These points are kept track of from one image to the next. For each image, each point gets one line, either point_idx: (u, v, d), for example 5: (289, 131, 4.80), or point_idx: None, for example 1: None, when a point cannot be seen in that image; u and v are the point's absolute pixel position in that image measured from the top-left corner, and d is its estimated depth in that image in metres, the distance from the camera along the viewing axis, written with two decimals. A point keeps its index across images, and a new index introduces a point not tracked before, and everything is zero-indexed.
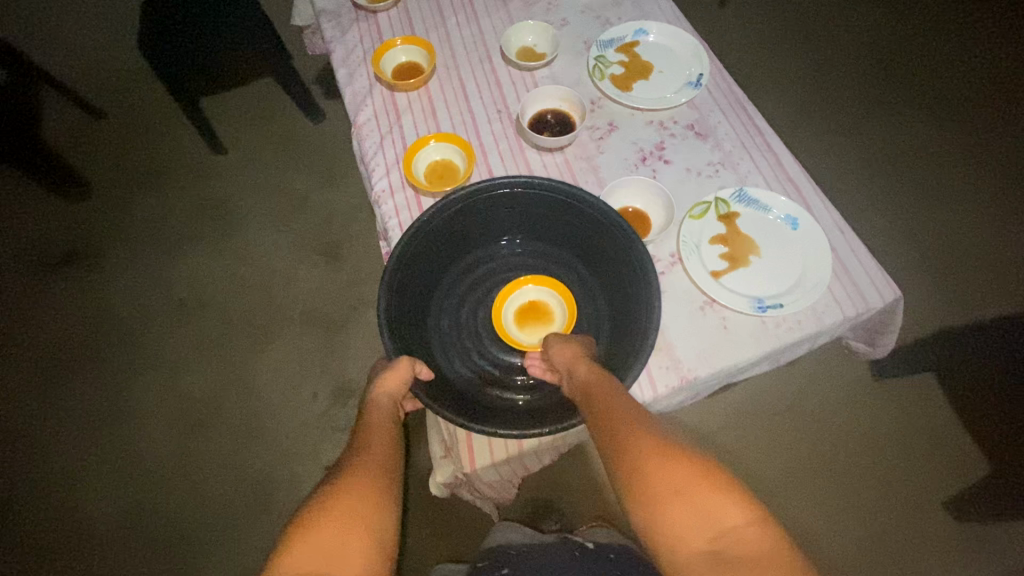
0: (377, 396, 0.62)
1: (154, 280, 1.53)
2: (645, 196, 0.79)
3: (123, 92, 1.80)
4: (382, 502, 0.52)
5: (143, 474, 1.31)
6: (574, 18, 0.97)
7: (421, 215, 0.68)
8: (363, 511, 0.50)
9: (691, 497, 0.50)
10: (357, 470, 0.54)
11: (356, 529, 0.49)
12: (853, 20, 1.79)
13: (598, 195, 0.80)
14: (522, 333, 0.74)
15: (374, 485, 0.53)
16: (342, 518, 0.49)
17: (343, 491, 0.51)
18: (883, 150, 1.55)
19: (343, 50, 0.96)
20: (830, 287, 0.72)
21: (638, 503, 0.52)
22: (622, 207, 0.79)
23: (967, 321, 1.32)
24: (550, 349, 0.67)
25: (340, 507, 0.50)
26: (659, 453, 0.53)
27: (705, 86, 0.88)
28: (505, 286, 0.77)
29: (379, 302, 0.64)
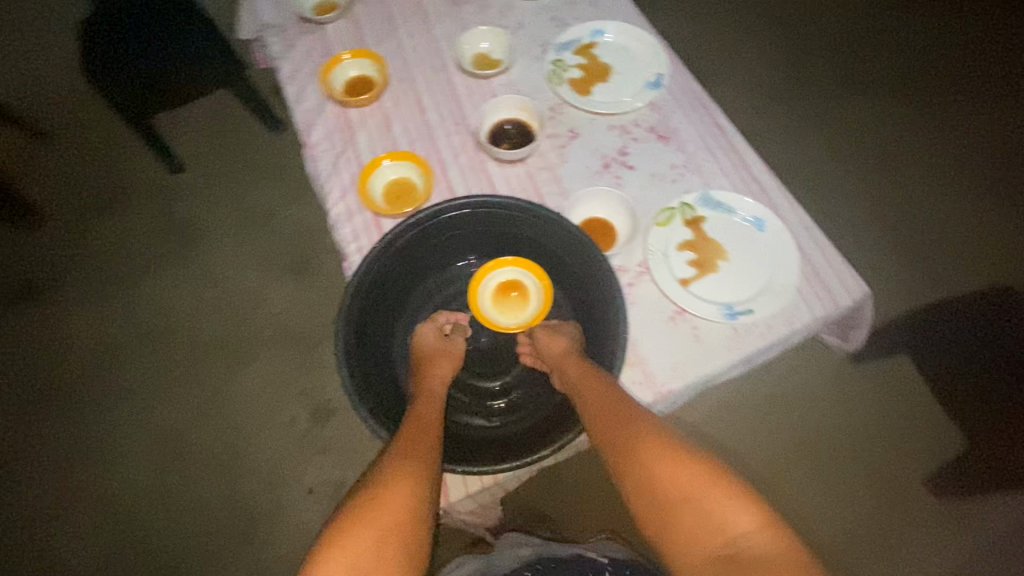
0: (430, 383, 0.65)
1: (119, 307, 1.48)
2: (615, 206, 0.78)
3: (74, 113, 1.73)
4: (415, 511, 0.52)
5: (121, 511, 1.27)
6: (530, 20, 0.94)
7: (376, 244, 0.64)
8: (394, 521, 0.50)
9: (699, 500, 0.51)
10: (394, 477, 0.53)
11: (390, 541, 0.49)
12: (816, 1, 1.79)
13: (562, 208, 0.78)
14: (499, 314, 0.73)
15: (408, 489, 0.53)
16: (379, 540, 0.49)
17: (381, 499, 0.52)
18: (848, 133, 1.56)
19: (290, 66, 0.92)
20: (800, 288, 0.72)
21: (650, 510, 0.53)
22: (587, 219, 0.78)
23: (938, 300, 1.34)
24: (539, 339, 0.68)
25: (376, 517, 0.50)
26: (663, 458, 0.54)
27: (666, 86, 0.86)
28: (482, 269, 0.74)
29: (338, 336, 0.60)
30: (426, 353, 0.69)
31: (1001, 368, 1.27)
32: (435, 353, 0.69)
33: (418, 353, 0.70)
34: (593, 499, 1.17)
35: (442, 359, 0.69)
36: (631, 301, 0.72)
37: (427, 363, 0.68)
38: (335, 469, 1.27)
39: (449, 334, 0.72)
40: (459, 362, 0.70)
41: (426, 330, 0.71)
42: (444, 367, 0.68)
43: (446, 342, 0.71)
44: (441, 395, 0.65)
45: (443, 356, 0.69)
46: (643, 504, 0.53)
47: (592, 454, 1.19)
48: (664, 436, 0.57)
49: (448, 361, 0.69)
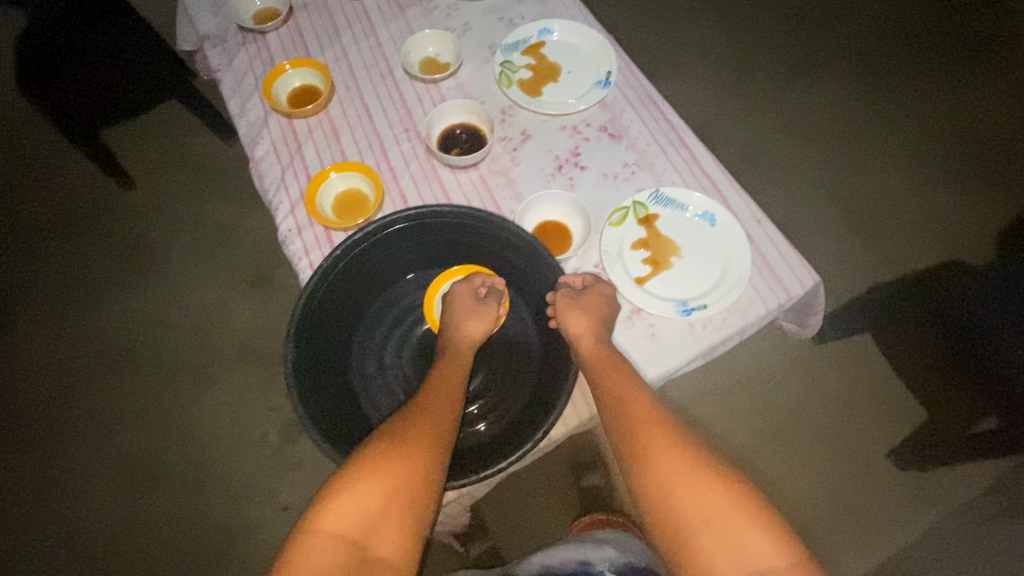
0: (458, 347, 0.66)
1: (73, 333, 1.42)
2: (568, 210, 0.78)
3: (14, 134, 1.66)
4: (424, 474, 0.55)
5: (88, 543, 1.23)
6: (477, 21, 0.93)
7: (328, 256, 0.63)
8: (405, 479, 0.54)
9: (723, 526, 0.52)
10: (409, 436, 0.57)
11: (398, 496, 0.53)
12: None
13: (517, 212, 0.77)
14: None
15: (419, 452, 0.56)
16: (384, 500, 0.53)
17: (395, 456, 0.55)
18: (803, 119, 1.59)
19: (232, 78, 0.89)
20: (753, 281, 0.72)
21: (669, 531, 0.54)
22: (542, 222, 0.78)
23: (893, 279, 1.38)
24: (563, 315, 0.65)
25: (388, 472, 0.54)
26: (682, 479, 0.55)
27: (615, 84, 0.86)
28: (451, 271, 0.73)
29: (286, 360, 0.59)
30: (454, 312, 0.68)
31: (961, 337, 1.29)
32: (468, 316, 0.67)
33: (450, 311, 0.68)
34: (572, 497, 1.18)
35: (471, 320, 0.66)
36: None
37: (458, 324, 0.67)
38: (309, 484, 1.25)
39: (483, 296, 0.69)
40: (490, 329, 0.67)
41: (457, 291, 0.68)
42: (475, 331, 0.67)
43: (479, 306, 0.68)
44: (466, 360, 0.66)
45: (473, 322, 0.67)
46: (661, 523, 0.55)
47: (568, 451, 1.20)
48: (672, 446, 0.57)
49: (479, 325, 0.67)
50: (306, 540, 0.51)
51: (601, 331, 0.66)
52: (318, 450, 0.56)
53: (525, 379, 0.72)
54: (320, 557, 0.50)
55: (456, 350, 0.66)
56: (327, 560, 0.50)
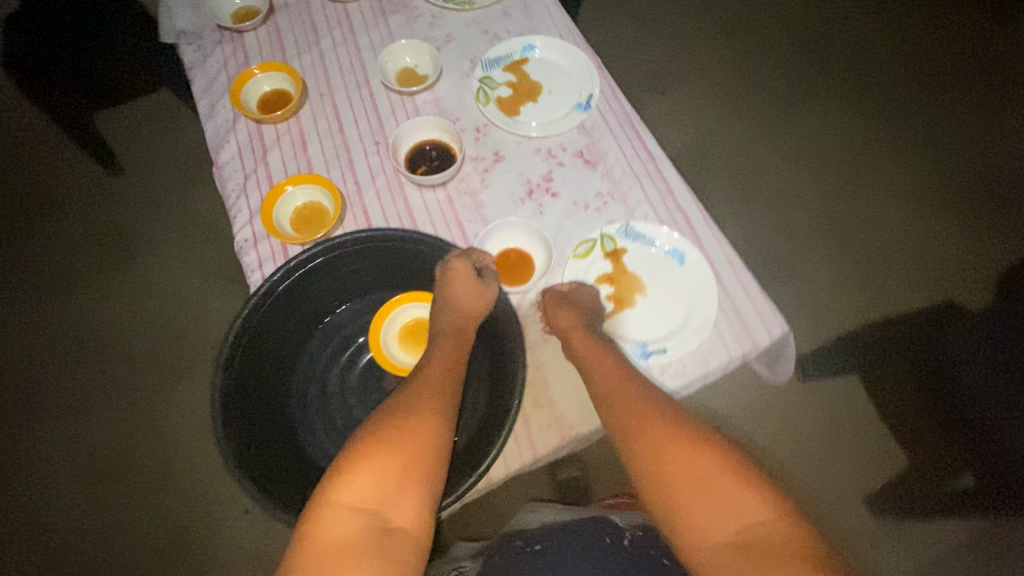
0: (456, 322, 0.65)
1: (50, 319, 1.42)
2: (530, 240, 0.75)
3: (8, 113, 1.66)
4: (435, 446, 0.56)
5: (47, 532, 1.23)
6: (460, 33, 0.90)
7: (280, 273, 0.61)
8: (417, 451, 0.54)
9: (712, 482, 0.53)
10: (418, 410, 0.57)
11: (413, 469, 0.54)
12: (773, 12, 1.77)
13: (481, 237, 0.75)
14: (403, 354, 0.67)
15: (428, 425, 0.56)
16: (400, 471, 0.53)
17: (406, 429, 0.55)
18: (802, 148, 1.56)
19: (204, 77, 0.87)
20: (717, 327, 0.69)
21: (659, 494, 0.55)
22: (505, 250, 0.75)
23: (885, 317, 1.34)
24: (551, 310, 0.68)
25: (400, 445, 0.54)
26: (672, 444, 0.56)
27: (596, 107, 0.83)
28: (408, 295, 0.70)
29: (213, 382, 0.55)
30: (448, 288, 0.65)
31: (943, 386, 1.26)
32: (471, 294, 0.65)
33: (449, 288, 0.65)
34: None
35: (469, 297, 0.65)
36: (545, 338, 0.70)
37: (457, 301, 0.65)
38: None
39: (483, 275, 0.67)
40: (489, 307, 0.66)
41: (455, 266, 0.65)
42: (476, 307, 0.66)
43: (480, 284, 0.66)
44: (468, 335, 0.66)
45: (470, 302, 0.65)
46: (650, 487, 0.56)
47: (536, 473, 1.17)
48: (654, 424, 0.58)
49: (476, 305, 0.65)
50: (325, 513, 0.50)
51: (591, 327, 0.67)
52: (236, 484, 0.52)
53: (472, 413, 0.69)
54: (342, 529, 0.50)
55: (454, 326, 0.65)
56: (349, 531, 0.50)
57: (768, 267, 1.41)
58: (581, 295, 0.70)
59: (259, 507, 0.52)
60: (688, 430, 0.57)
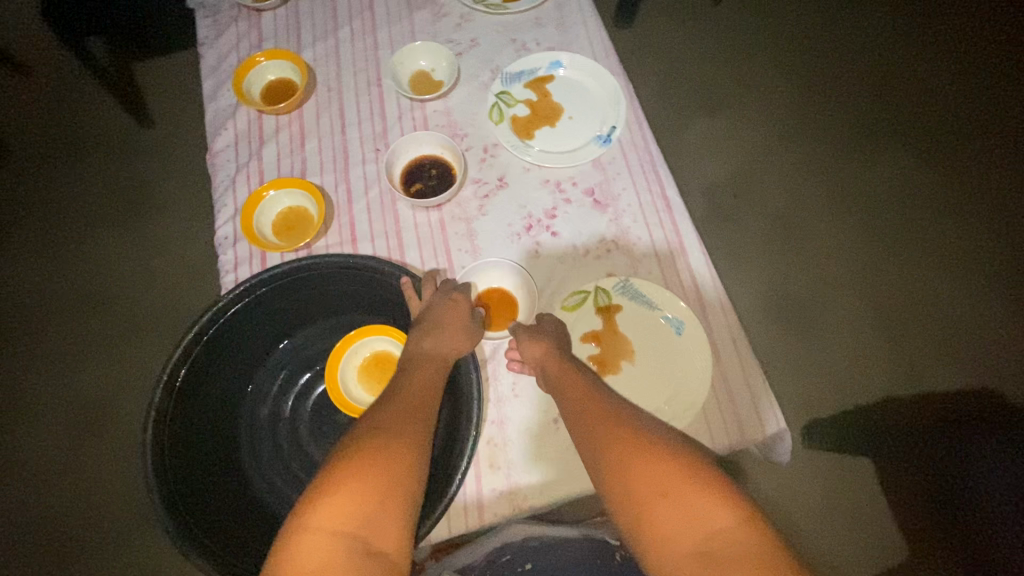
0: (440, 344, 0.59)
1: (64, 265, 1.44)
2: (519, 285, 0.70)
3: (51, 53, 1.69)
4: (418, 463, 0.49)
5: (27, 474, 1.24)
6: (486, 38, 0.83)
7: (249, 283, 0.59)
8: (399, 469, 0.48)
9: (679, 492, 0.48)
10: (398, 426, 0.51)
11: (394, 487, 0.47)
12: (842, 43, 1.63)
13: (465, 273, 0.70)
14: (363, 393, 0.64)
15: (411, 441, 0.50)
16: (381, 487, 0.46)
17: (386, 445, 0.49)
18: (852, 198, 1.43)
19: (214, 56, 0.83)
20: (706, 412, 0.63)
21: (628, 520, 0.49)
22: (488, 290, 0.70)
23: (913, 392, 1.23)
24: (519, 341, 0.64)
25: (381, 462, 0.47)
26: (648, 474, 0.50)
27: (617, 142, 0.76)
28: (375, 326, 0.67)
29: (152, 399, 0.53)
30: (438, 315, 0.61)
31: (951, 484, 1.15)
32: (457, 324, 0.61)
33: (433, 315, 0.61)
34: None
35: (457, 330, 0.61)
36: (516, 391, 0.65)
37: (443, 327, 0.60)
38: None
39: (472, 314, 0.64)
40: (474, 337, 0.62)
41: (456, 298, 0.63)
42: (463, 336, 0.61)
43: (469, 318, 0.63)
44: (450, 361, 0.59)
45: (457, 328, 0.61)
46: (621, 515, 0.50)
47: None
48: (630, 449, 0.52)
49: (462, 334, 0.61)
50: (301, 540, 0.43)
51: (571, 364, 0.61)
52: (152, 514, 0.49)
53: None
54: (324, 556, 0.42)
55: (440, 352, 0.59)
56: (331, 556, 0.42)
57: (793, 322, 1.31)
58: (559, 351, 0.62)
59: (170, 543, 0.48)
60: (667, 456, 0.51)
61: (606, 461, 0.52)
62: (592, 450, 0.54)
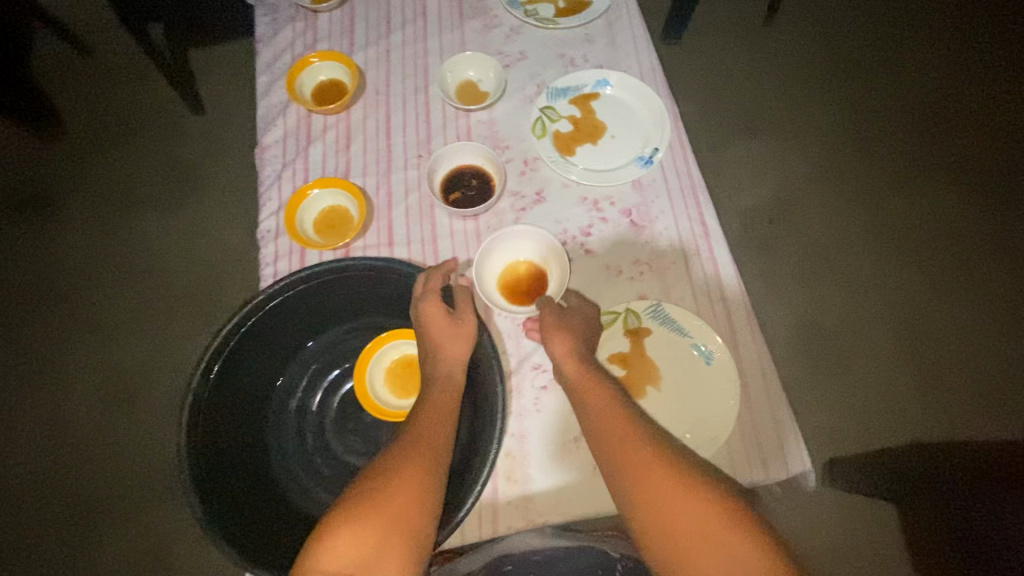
0: (446, 365, 0.60)
1: (110, 239, 1.50)
2: (543, 254, 0.72)
3: (113, 34, 1.76)
4: (424, 504, 0.50)
5: (66, 436, 1.32)
6: (535, 52, 0.84)
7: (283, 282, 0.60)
8: (402, 512, 0.48)
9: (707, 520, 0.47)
10: (405, 466, 0.51)
11: (397, 530, 0.47)
12: (894, 72, 1.59)
13: (493, 247, 0.72)
14: (389, 396, 0.65)
15: (418, 481, 0.50)
16: (382, 531, 0.47)
17: (392, 486, 0.49)
18: (894, 233, 1.39)
19: (270, 54, 0.86)
20: (730, 444, 0.62)
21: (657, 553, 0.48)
22: (515, 264, 0.72)
23: (943, 438, 1.19)
24: (545, 329, 0.63)
25: (385, 504, 0.48)
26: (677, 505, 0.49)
27: (658, 164, 0.76)
28: (401, 329, 0.68)
29: (188, 388, 0.55)
30: (429, 335, 0.61)
31: (968, 537, 1.12)
32: (446, 337, 0.60)
33: (425, 334, 0.61)
34: None
35: (452, 342, 0.60)
36: (538, 407, 0.65)
37: (439, 346, 0.60)
38: None
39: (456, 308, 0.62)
40: (471, 339, 0.61)
41: (425, 308, 0.61)
42: (459, 352, 0.60)
43: (454, 323, 0.61)
44: (461, 380, 0.60)
45: (453, 339, 0.60)
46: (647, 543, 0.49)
47: None
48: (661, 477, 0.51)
49: (458, 343, 0.60)
50: None
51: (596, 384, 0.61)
52: (182, 494, 0.51)
53: None
54: None
55: (443, 371, 0.60)
56: None
57: (821, 355, 1.28)
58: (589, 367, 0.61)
59: (197, 525, 0.50)
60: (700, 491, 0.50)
61: (631, 487, 0.52)
62: (608, 475, 0.54)
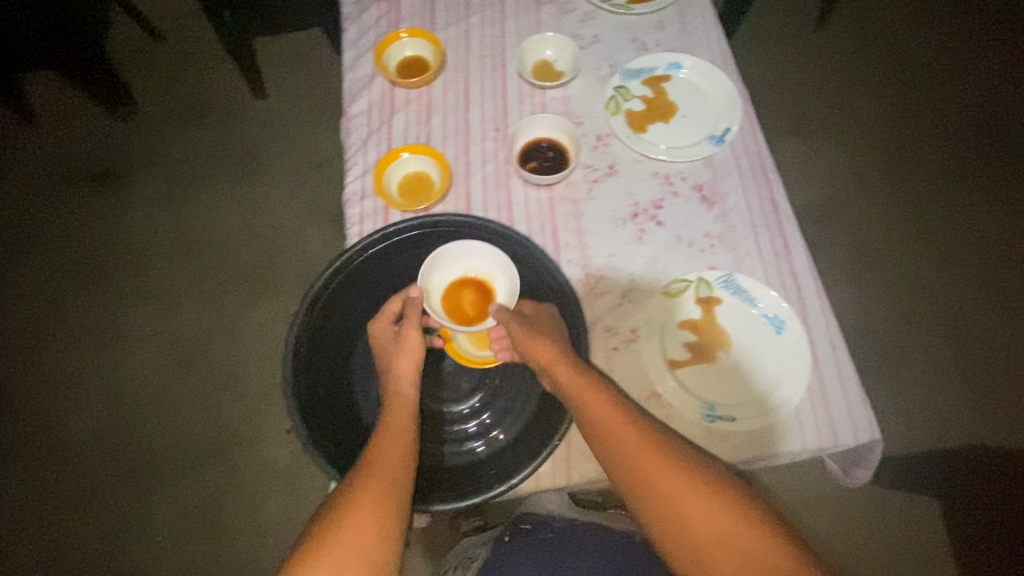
0: (398, 386, 0.62)
1: (171, 213, 1.58)
2: (457, 262, 0.68)
3: (182, 22, 1.86)
4: (384, 526, 0.52)
5: (124, 396, 1.39)
6: (608, 36, 0.88)
7: (376, 236, 0.67)
8: (360, 539, 0.51)
9: None
10: (360, 494, 0.53)
11: (357, 558, 0.50)
12: (946, 78, 1.58)
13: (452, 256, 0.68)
14: (470, 347, 0.70)
15: (376, 507, 0.53)
16: (343, 561, 0.50)
17: (348, 517, 0.52)
18: (944, 239, 1.38)
19: (355, 30, 0.91)
20: (799, 412, 0.64)
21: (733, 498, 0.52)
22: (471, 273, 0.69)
23: (988, 443, 1.18)
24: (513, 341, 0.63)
25: (343, 533, 0.51)
26: None
27: (729, 143, 0.78)
28: None
29: (290, 332, 0.62)
30: (389, 353, 0.65)
31: (1011, 542, 1.11)
32: (396, 355, 0.63)
33: (380, 354, 0.65)
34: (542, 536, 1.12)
35: (404, 360, 0.63)
36: (610, 367, 0.67)
37: (391, 367, 0.63)
38: None
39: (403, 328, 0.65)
40: (421, 354, 0.64)
41: (378, 331, 0.66)
42: (407, 370, 0.63)
43: (400, 343, 0.64)
44: (411, 396, 0.62)
45: (404, 356, 0.63)
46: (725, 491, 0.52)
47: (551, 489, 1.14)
48: None
49: (409, 359, 0.63)
50: None
51: None
52: (288, 414, 0.58)
53: (519, 416, 0.68)
54: None
55: (399, 388, 0.62)
56: None
57: (866, 353, 1.27)
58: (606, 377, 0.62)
59: (302, 442, 0.57)
60: None
61: None
62: None
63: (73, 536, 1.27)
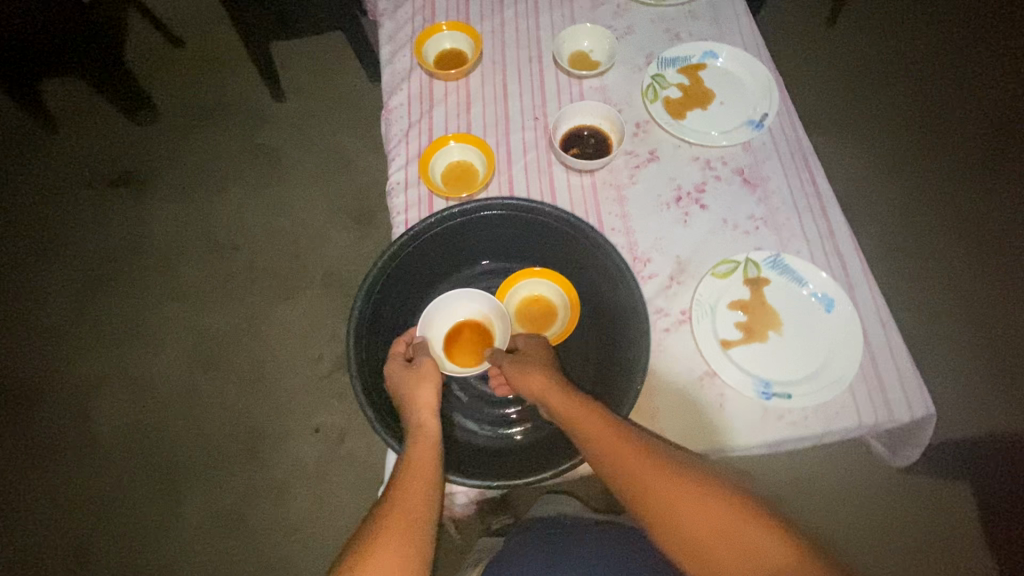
0: (418, 419, 0.59)
1: (195, 213, 1.59)
2: (452, 313, 0.71)
3: (203, 27, 1.88)
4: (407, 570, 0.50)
5: (151, 395, 1.39)
6: (643, 27, 0.89)
7: (427, 219, 0.68)
8: None
9: None
10: (379, 540, 0.51)
11: None
12: (960, 72, 1.61)
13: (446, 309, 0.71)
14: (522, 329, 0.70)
15: (397, 552, 0.50)
16: None
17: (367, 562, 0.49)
18: (964, 228, 1.39)
19: (392, 25, 0.92)
20: (852, 390, 0.64)
21: None
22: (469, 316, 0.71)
23: (1018, 430, 1.18)
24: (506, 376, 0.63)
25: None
26: None
27: (768, 128, 0.79)
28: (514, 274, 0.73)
29: (354, 307, 0.64)
30: (402, 382, 0.62)
31: None
32: (414, 383, 0.61)
33: (394, 387, 0.63)
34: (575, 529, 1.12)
35: (419, 388, 0.61)
36: (660, 347, 0.68)
37: (410, 398, 0.61)
38: (343, 416, 1.34)
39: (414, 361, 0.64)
40: (438, 381, 0.62)
41: (389, 368, 0.64)
42: (427, 400, 0.60)
43: (416, 370, 0.63)
44: (432, 429, 0.59)
45: (422, 383, 0.61)
46: None
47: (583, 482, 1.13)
48: None
49: (427, 385, 0.61)
50: None
51: None
52: (352, 393, 0.60)
53: None
54: None
55: (418, 420, 0.59)
56: None
57: None
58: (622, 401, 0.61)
59: (367, 420, 0.59)
60: None
61: None
62: None
63: (100, 535, 1.26)
